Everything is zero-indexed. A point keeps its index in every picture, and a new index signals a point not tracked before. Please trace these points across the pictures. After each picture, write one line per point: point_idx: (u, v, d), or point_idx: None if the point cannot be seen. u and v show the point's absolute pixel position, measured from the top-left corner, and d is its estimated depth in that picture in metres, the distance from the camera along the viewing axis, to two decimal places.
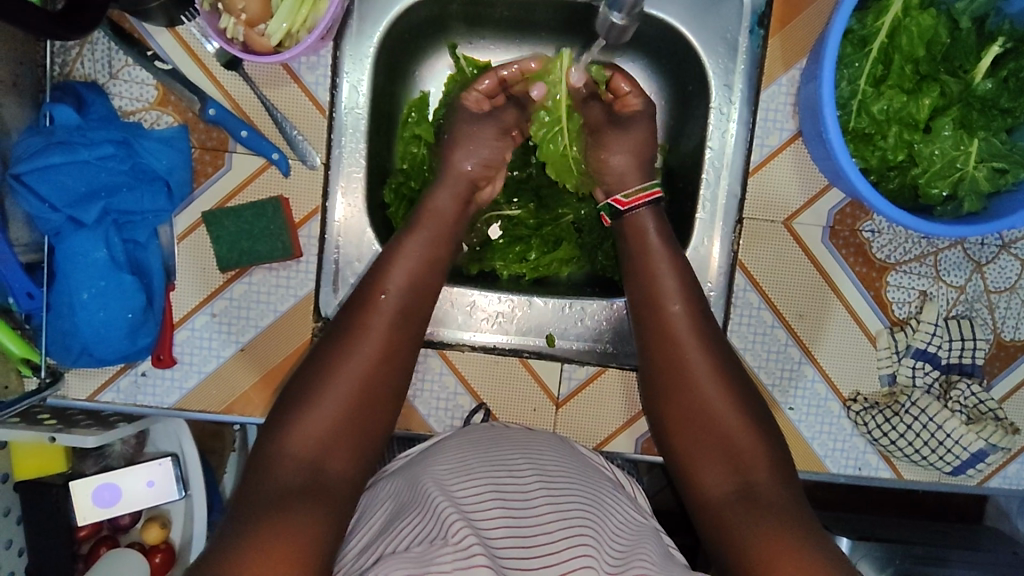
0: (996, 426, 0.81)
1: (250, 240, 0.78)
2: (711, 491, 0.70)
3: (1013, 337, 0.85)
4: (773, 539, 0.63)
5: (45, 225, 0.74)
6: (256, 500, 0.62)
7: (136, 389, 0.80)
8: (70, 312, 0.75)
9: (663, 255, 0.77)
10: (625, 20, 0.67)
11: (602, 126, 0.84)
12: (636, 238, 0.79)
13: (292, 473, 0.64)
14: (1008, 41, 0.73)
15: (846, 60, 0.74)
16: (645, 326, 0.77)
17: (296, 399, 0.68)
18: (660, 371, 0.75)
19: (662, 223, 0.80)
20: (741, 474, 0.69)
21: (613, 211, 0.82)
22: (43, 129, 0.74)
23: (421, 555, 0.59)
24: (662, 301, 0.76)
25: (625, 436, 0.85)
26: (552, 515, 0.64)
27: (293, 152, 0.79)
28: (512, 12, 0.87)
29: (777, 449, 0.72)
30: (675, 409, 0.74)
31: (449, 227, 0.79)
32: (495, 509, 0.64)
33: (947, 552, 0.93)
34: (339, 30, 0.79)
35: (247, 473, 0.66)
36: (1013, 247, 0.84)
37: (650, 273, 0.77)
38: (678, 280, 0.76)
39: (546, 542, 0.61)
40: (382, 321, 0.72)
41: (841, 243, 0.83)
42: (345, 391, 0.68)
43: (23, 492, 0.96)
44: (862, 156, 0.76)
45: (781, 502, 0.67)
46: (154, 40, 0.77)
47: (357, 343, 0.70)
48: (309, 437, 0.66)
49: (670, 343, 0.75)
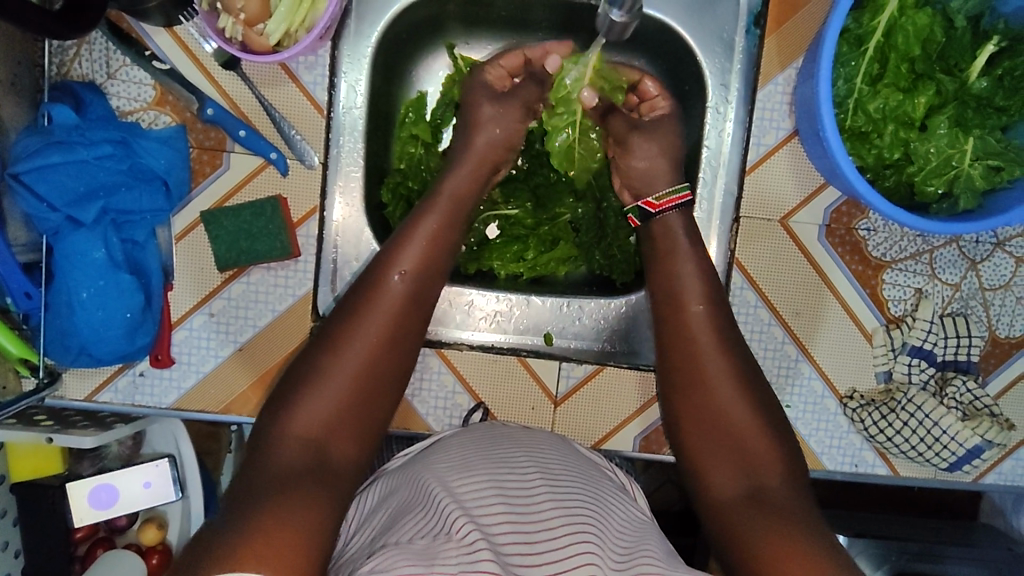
0: (992, 423, 0.82)
1: (249, 240, 0.78)
2: (722, 493, 0.70)
3: (1008, 335, 0.86)
4: (783, 536, 0.63)
5: (43, 224, 0.73)
6: (259, 480, 0.62)
7: (134, 389, 0.80)
8: (69, 312, 0.74)
9: (687, 255, 0.78)
10: (626, 19, 0.68)
11: (625, 134, 0.84)
12: (664, 239, 0.80)
13: (295, 454, 0.64)
14: (1002, 40, 0.73)
15: (842, 58, 0.75)
16: (665, 324, 0.78)
17: (301, 384, 0.68)
18: (676, 367, 0.76)
19: (690, 225, 0.80)
20: (750, 475, 0.70)
21: (641, 213, 0.82)
22: (41, 128, 0.74)
23: (426, 548, 0.59)
24: (684, 300, 0.77)
25: (639, 421, 0.85)
26: (555, 511, 0.64)
27: (291, 151, 0.79)
28: (510, 12, 0.87)
29: (785, 451, 0.72)
30: (688, 408, 0.75)
31: (462, 211, 0.79)
32: (498, 504, 0.64)
33: (943, 549, 0.94)
34: (337, 30, 0.79)
35: (253, 453, 0.66)
36: (1007, 245, 0.85)
37: (672, 272, 0.79)
38: (701, 280, 0.77)
39: (550, 540, 0.61)
40: (391, 309, 0.72)
41: (837, 241, 0.84)
42: (349, 376, 0.68)
43: (19, 494, 0.96)
44: (858, 154, 0.77)
45: (789, 505, 0.67)
46: (152, 40, 0.77)
47: (370, 321, 0.71)
48: (314, 422, 0.66)
49: (685, 336, 0.76)
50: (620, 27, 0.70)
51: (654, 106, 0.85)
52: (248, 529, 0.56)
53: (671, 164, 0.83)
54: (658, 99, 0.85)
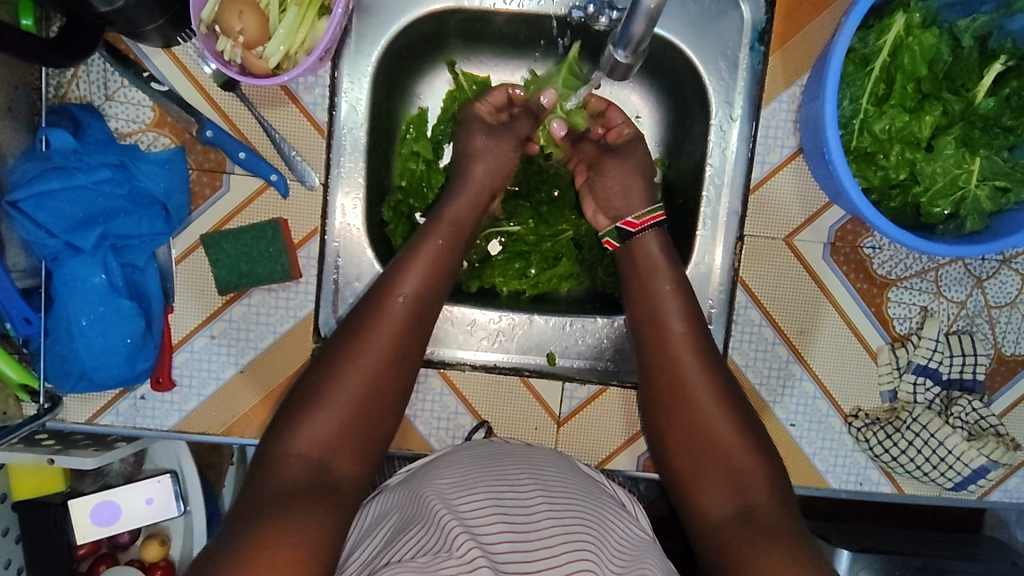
0: (997, 443, 0.82)
1: (249, 263, 0.77)
2: (709, 526, 0.70)
3: (1014, 352, 0.85)
4: (769, 557, 0.63)
5: (43, 250, 0.73)
6: (257, 499, 0.63)
7: (135, 412, 0.79)
8: (68, 338, 0.74)
9: (665, 273, 0.78)
10: (630, 59, 0.64)
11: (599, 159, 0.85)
12: (642, 259, 0.80)
13: (297, 472, 0.65)
14: (1010, 59, 0.72)
15: (847, 79, 0.75)
16: (648, 346, 0.77)
17: (301, 402, 0.68)
18: (657, 388, 0.75)
19: (665, 242, 0.80)
20: (737, 501, 0.70)
21: (620, 233, 0.82)
22: (39, 154, 0.73)
23: (425, 566, 0.59)
24: (665, 319, 0.76)
25: (625, 456, 0.85)
26: (556, 529, 0.64)
27: (291, 172, 0.78)
28: (511, 28, 0.86)
29: (771, 466, 0.72)
30: (674, 440, 0.74)
31: (459, 234, 0.79)
32: (497, 523, 0.64)
33: (947, 563, 0.93)
34: (337, 49, 0.78)
35: (254, 473, 0.66)
36: (1013, 262, 0.84)
37: (648, 294, 0.78)
38: (680, 300, 0.77)
39: (551, 563, 0.61)
40: (393, 328, 0.72)
41: (842, 259, 0.83)
42: (350, 396, 0.69)
43: (21, 513, 0.95)
44: (864, 176, 0.76)
45: (781, 522, 0.67)
46: (150, 61, 0.76)
47: (370, 342, 0.71)
48: (315, 440, 0.66)
49: (666, 354, 0.75)
50: (623, 68, 0.66)
51: (621, 134, 0.85)
52: (249, 544, 0.58)
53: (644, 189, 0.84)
54: (624, 127, 0.85)
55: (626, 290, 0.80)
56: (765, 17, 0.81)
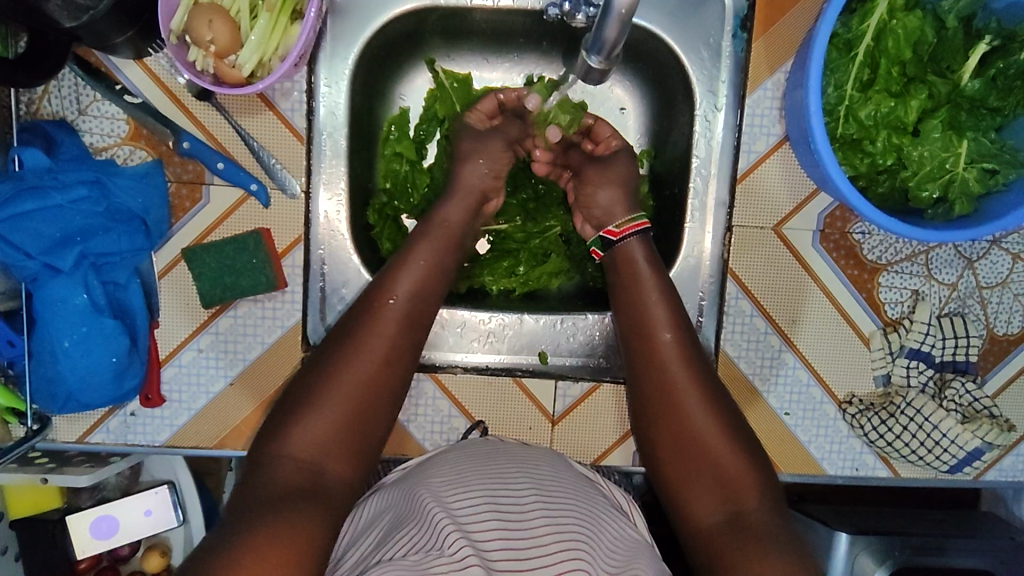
0: (992, 424, 0.82)
1: (233, 275, 0.76)
2: (703, 518, 0.70)
3: (1006, 332, 0.85)
4: (763, 557, 0.63)
5: (22, 271, 0.72)
6: (248, 504, 0.62)
7: (125, 429, 0.79)
8: (52, 360, 0.73)
9: (652, 284, 0.77)
10: (604, 63, 0.63)
11: (581, 166, 0.85)
12: (626, 270, 0.79)
13: (289, 474, 0.64)
14: (995, 38, 0.71)
15: (832, 64, 0.73)
16: (635, 350, 0.76)
17: (297, 405, 0.68)
18: (651, 382, 0.75)
19: (651, 255, 0.79)
20: (731, 499, 0.69)
21: (604, 242, 0.82)
22: (11, 174, 0.72)
23: (416, 564, 0.59)
24: (653, 329, 0.75)
25: (621, 451, 0.85)
26: (547, 528, 0.63)
27: (270, 180, 0.77)
28: (489, 25, 0.84)
29: (761, 472, 0.71)
30: (665, 429, 0.74)
31: (458, 240, 0.78)
32: (490, 520, 0.64)
33: (945, 541, 0.93)
34: (311, 53, 0.77)
35: (245, 478, 0.65)
36: (1002, 242, 0.84)
37: (634, 280, 0.77)
38: (667, 309, 0.76)
39: (544, 562, 0.60)
40: (390, 329, 0.71)
41: (832, 246, 0.83)
42: (344, 396, 0.68)
43: (19, 529, 0.96)
44: (850, 164, 0.75)
45: (769, 526, 0.66)
46: (122, 73, 0.75)
47: (367, 344, 0.70)
48: (308, 443, 0.66)
49: (655, 360, 0.75)
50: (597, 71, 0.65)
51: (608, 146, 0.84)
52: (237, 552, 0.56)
53: (631, 200, 0.83)
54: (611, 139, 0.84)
55: (613, 304, 0.80)
56: (746, 3, 0.80)
